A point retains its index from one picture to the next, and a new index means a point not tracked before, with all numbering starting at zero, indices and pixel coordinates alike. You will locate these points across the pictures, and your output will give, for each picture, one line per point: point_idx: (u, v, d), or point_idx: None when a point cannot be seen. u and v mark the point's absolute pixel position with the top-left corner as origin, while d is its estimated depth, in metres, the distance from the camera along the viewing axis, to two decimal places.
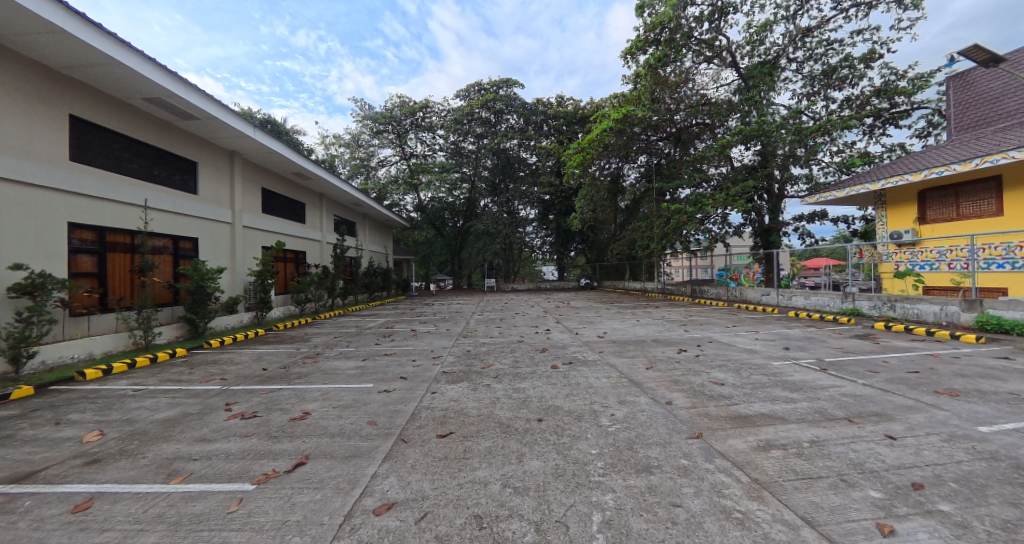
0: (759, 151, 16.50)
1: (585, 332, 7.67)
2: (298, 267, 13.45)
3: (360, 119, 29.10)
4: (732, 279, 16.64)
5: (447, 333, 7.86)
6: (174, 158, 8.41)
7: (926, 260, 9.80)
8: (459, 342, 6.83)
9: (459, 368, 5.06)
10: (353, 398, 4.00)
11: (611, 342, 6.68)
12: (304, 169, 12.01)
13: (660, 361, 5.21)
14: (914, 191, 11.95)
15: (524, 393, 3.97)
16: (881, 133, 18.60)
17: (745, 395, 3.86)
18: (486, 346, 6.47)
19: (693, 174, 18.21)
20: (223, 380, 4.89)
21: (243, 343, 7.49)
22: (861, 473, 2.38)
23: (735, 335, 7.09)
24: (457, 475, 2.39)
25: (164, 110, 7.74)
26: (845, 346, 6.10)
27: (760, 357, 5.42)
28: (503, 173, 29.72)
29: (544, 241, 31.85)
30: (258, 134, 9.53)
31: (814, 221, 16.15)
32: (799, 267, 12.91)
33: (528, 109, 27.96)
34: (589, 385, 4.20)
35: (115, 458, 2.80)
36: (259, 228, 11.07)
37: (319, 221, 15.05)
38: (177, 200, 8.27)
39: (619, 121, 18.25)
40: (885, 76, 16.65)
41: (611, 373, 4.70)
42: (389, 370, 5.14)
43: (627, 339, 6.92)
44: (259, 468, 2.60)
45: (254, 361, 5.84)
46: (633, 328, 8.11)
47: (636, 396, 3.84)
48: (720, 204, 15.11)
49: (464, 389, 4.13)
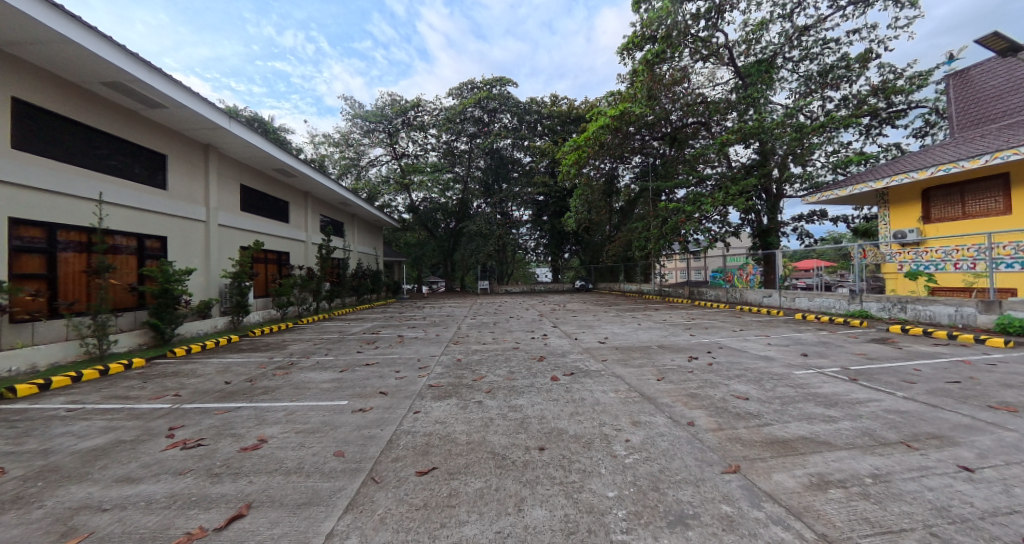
0: (757, 151, 16.24)
1: (585, 338, 7.14)
2: (281, 269, 12.77)
3: (349, 118, 28.47)
4: (726, 281, 16.73)
5: (436, 339, 7.27)
6: (138, 150, 7.73)
7: (931, 260, 9.66)
8: (449, 349, 6.29)
9: (446, 381, 4.48)
10: (321, 419, 3.42)
11: (614, 349, 6.15)
12: (286, 165, 11.39)
13: (671, 371, 4.69)
14: (917, 190, 11.66)
15: (521, 412, 3.43)
16: (876, 133, 18.51)
17: (775, 413, 3.34)
18: (478, 354, 5.91)
19: (690, 173, 17.70)
20: (177, 397, 4.25)
21: (212, 351, 6.85)
22: (953, 524, 1.87)
23: (745, 340, 6.60)
24: (437, 535, 1.83)
25: (126, 96, 7.11)
26: (865, 351, 5.65)
27: (779, 366, 4.93)
28: (495, 174, 28.74)
29: (538, 243, 31.35)
30: (234, 126, 8.92)
31: (813, 222, 15.89)
32: (791, 267, 12.65)
33: (522, 108, 27.56)
34: (595, 401, 3.66)
35: (4, 508, 2.19)
36: (237, 227, 10.40)
37: (304, 221, 14.39)
38: (141, 196, 7.62)
39: (615, 118, 17.59)
40: (882, 74, 16.49)
41: (618, 386, 4.16)
42: (368, 383, 4.54)
43: (631, 345, 6.40)
44: (183, 522, 2.01)
45: (218, 374, 5.20)
46: (636, 333, 7.59)
47: (651, 415, 3.31)
48: (721, 203, 14.67)
49: (453, 408, 3.56)
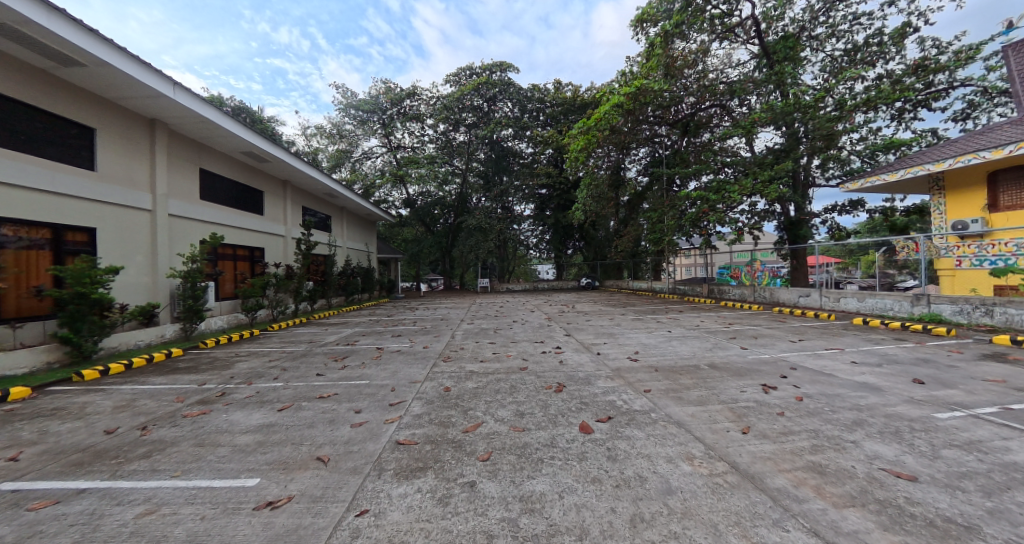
0: (783, 135, 14.81)
1: (609, 353, 5.65)
2: (253, 267, 11.31)
3: (342, 108, 26.96)
4: (732, 277, 16.02)
5: (421, 355, 5.78)
6: (50, 118, 6.23)
7: (999, 256, 8.50)
8: (435, 372, 4.81)
9: (424, 433, 3.00)
10: (192, 530, 1.95)
11: (654, 372, 4.63)
12: (254, 146, 9.88)
13: (755, 416, 3.20)
14: (981, 174, 10.08)
15: (544, 517, 1.94)
16: (910, 117, 17.01)
17: (1007, 525, 1.84)
18: (473, 379, 4.42)
19: (710, 160, 15.87)
20: (10, 463, 2.77)
21: (136, 372, 5.35)
22: None
23: (820, 358, 5.10)
24: None
25: (27, 49, 5.61)
26: (1000, 377, 4.11)
27: (903, 404, 3.43)
28: (496, 167, 27.55)
29: (540, 239, 29.90)
30: (180, 95, 7.42)
31: (847, 212, 14.36)
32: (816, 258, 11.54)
33: (523, 96, 26.07)
34: (668, 489, 2.17)
35: None
36: (195, 217, 8.92)
37: (283, 213, 12.89)
38: (54, 176, 6.13)
39: (629, 99, 15.68)
40: (922, 49, 14.84)
41: (689, 448, 2.67)
42: (307, 436, 3.06)
43: (673, 366, 4.88)
44: None
45: (110, 414, 3.72)
46: (671, 346, 6.06)
47: (781, 533, 1.81)
48: (750, 191, 12.90)
49: (426, 505, 2.07)
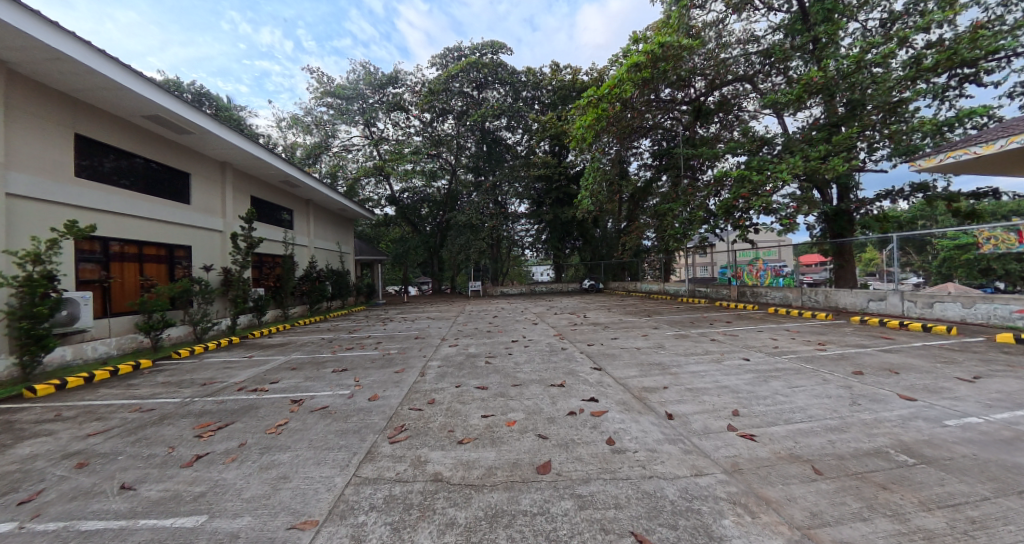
0: (824, 111, 12.58)
1: (693, 417, 3.16)
2: (171, 271, 8.69)
3: (318, 96, 24.39)
4: (733, 277, 14.86)
5: (356, 424, 3.23)
6: None
7: None
8: (359, 485, 2.29)
9: None
10: None
11: (825, 484, 2.16)
12: (158, 108, 7.24)
13: None
14: None
15: None
16: (956, 94, 14.88)
17: None
18: (437, 524, 1.90)
19: (737, 142, 13.47)
20: None
21: None
22: None
23: None
24: None
25: None
26: None
27: None
28: (487, 160, 25.10)
29: (535, 237, 26.80)
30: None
31: (904, 199, 12.09)
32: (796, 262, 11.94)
33: (516, 81, 23.66)
34: None
35: None
36: (56, 200, 6.28)
37: (219, 202, 10.24)
38: None
39: (644, 70, 13.30)
40: (984, 10, 12.59)
41: None
42: None
43: (846, 461, 2.42)
44: None
45: None
46: (783, 396, 3.61)
47: None
48: (800, 171, 10.61)
49: None
